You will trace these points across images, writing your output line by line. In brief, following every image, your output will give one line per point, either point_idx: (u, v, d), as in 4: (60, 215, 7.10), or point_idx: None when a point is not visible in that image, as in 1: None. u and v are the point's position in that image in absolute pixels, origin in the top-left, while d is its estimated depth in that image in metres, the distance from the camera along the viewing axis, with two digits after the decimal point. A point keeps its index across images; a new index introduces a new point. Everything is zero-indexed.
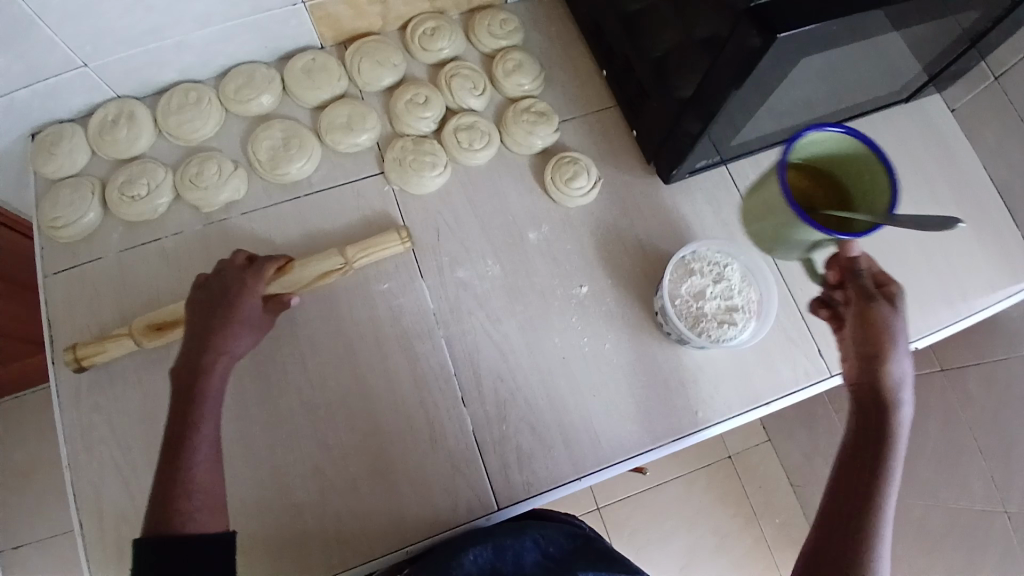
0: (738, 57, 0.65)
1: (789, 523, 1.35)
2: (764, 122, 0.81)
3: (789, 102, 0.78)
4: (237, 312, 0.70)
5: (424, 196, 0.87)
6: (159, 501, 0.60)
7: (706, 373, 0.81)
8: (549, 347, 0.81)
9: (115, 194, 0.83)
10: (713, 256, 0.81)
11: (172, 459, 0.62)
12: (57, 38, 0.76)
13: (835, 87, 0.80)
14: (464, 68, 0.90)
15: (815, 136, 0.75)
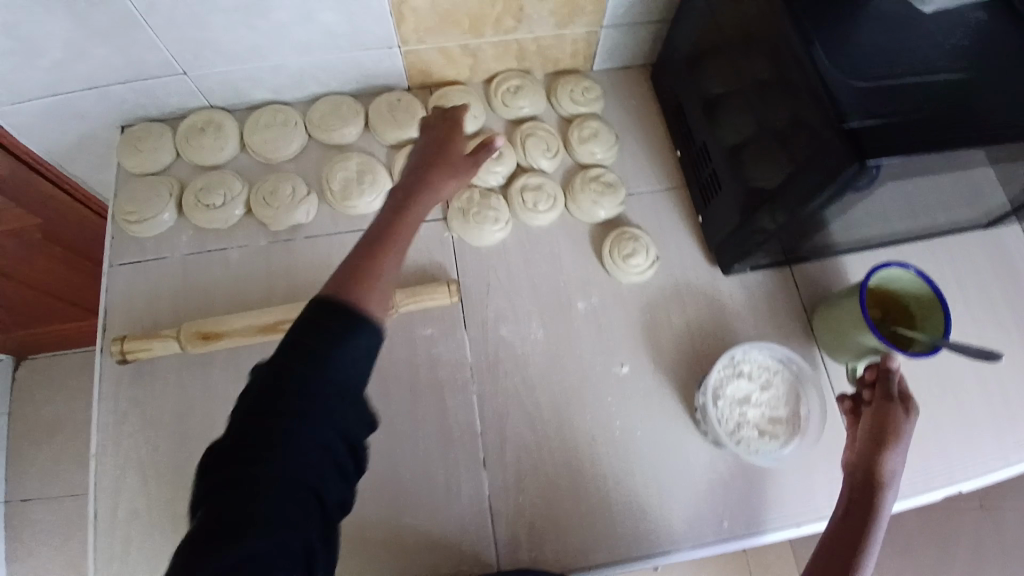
0: (822, 172, 0.63)
1: None
2: (837, 231, 0.78)
3: (866, 216, 0.75)
4: (462, 146, 0.61)
5: (481, 248, 0.87)
6: (344, 270, 0.50)
7: (738, 480, 0.78)
8: (579, 422, 0.80)
9: (191, 200, 0.87)
10: (765, 362, 0.79)
11: (358, 258, 0.51)
12: (160, 42, 0.80)
13: (917, 209, 0.77)
14: (539, 128, 0.92)
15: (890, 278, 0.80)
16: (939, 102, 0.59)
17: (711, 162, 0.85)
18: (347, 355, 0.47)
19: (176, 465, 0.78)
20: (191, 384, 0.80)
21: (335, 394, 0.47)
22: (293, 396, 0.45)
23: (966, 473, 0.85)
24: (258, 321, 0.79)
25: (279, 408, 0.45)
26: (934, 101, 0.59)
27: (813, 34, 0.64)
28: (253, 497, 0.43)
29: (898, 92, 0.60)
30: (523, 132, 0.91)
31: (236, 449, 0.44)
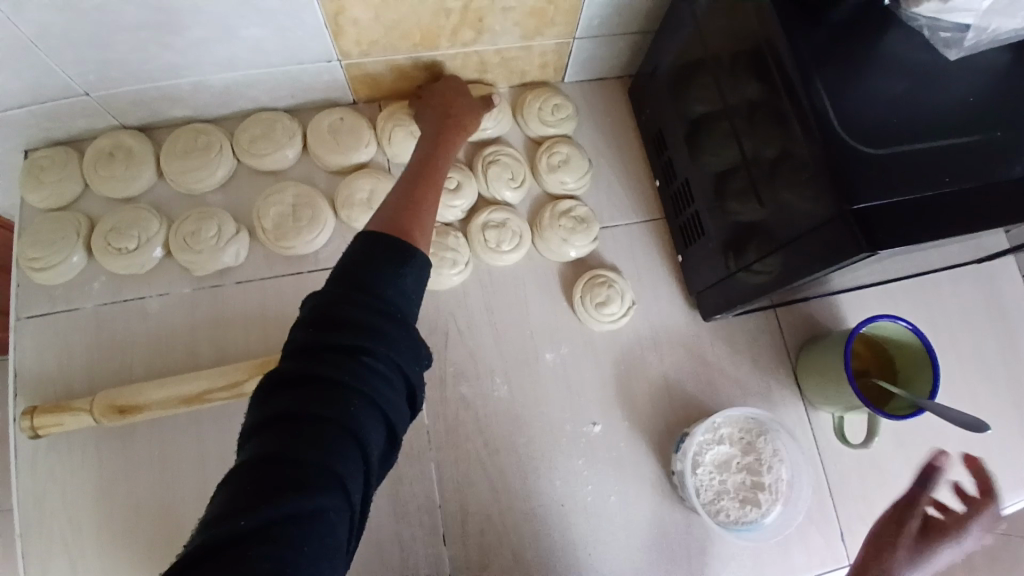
0: (822, 250, 0.56)
1: None
2: (826, 283, 0.72)
3: (859, 272, 0.68)
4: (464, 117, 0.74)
5: (439, 292, 0.78)
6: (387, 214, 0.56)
7: (713, 547, 0.73)
8: (547, 490, 0.73)
9: (101, 242, 0.75)
10: (747, 424, 0.72)
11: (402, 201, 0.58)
12: (54, 63, 0.68)
13: (916, 260, 0.70)
14: (504, 154, 0.81)
15: (901, 333, 0.73)
16: (957, 174, 0.52)
17: (693, 202, 0.77)
18: (406, 289, 0.49)
19: (101, 549, 0.70)
20: (115, 456, 0.72)
21: (394, 332, 0.47)
22: (355, 326, 0.46)
23: None
24: (180, 391, 0.69)
25: (341, 341, 0.45)
26: (951, 173, 0.52)
27: (817, 86, 0.55)
28: (314, 422, 0.42)
29: (912, 163, 0.53)
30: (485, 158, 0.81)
31: (294, 379, 0.44)
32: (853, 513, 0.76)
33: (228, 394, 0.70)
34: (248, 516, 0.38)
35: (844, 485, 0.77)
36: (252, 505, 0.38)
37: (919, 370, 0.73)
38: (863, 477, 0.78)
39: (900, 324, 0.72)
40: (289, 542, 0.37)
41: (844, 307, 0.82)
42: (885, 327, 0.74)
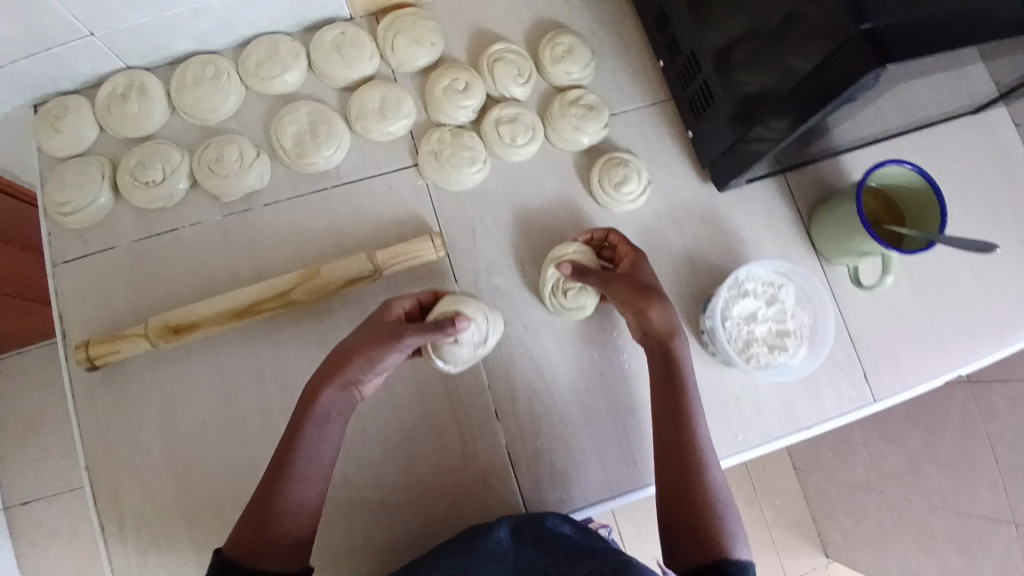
0: (832, 83, 0.59)
1: (786, 506, 1.66)
2: (857, 122, 0.75)
3: (868, 119, 0.74)
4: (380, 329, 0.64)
5: (461, 192, 0.81)
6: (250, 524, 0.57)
7: (746, 400, 0.80)
8: (588, 362, 0.79)
9: (127, 178, 0.77)
10: (768, 277, 0.77)
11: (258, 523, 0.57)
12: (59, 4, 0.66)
13: (913, 101, 0.74)
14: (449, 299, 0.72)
15: (907, 175, 0.77)
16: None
17: (701, 72, 0.79)
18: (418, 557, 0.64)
19: (175, 476, 0.73)
20: (172, 383, 0.75)
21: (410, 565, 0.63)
22: None
23: (967, 360, 0.86)
24: (230, 305, 0.72)
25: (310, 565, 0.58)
26: None
27: None
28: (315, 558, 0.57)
29: None
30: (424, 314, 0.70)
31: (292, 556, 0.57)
32: (873, 360, 0.84)
33: (277, 304, 0.73)
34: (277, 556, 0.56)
35: (861, 330, 0.84)
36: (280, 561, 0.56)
37: (924, 205, 0.77)
38: (879, 318, 0.85)
39: (908, 168, 0.76)
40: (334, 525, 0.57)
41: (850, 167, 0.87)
42: (900, 171, 0.76)
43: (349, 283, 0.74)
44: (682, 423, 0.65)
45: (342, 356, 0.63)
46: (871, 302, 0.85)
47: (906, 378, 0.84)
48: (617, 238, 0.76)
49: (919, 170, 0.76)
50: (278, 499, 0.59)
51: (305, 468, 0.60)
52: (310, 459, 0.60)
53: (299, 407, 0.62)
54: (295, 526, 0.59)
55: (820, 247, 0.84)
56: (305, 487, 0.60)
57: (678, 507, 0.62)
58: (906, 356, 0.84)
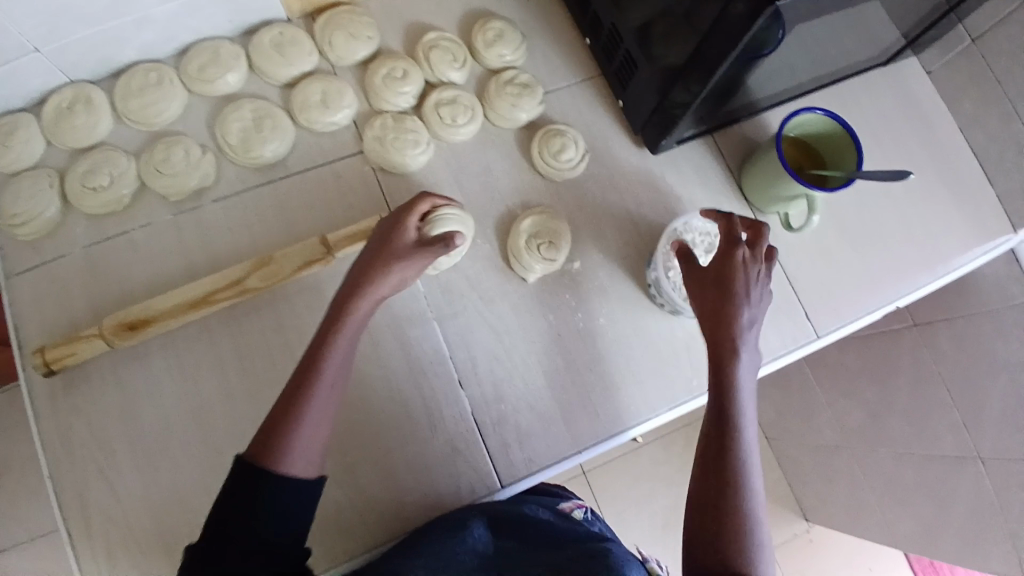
0: (731, 32, 0.65)
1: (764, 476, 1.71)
2: (767, 75, 0.81)
3: (776, 69, 0.80)
4: (399, 243, 0.66)
5: (407, 174, 0.84)
6: (271, 427, 0.58)
7: (699, 347, 0.84)
8: (543, 324, 0.82)
9: (76, 185, 0.78)
10: (705, 228, 0.83)
11: (280, 420, 0.58)
12: (11, 24, 0.68)
13: (814, 51, 0.81)
14: (449, 208, 0.72)
15: (822, 121, 0.84)
16: None
17: (622, 42, 0.84)
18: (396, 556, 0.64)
19: (141, 476, 0.73)
20: (133, 381, 0.75)
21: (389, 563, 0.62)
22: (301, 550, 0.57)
23: (899, 293, 0.93)
24: (186, 297, 0.73)
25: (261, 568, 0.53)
26: None
27: None
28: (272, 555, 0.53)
29: None
30: (433, 222, 0.69)
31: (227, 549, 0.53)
32: (811, 298, 0.90)
33: (233, 293, 0.74)
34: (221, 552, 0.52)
35: (796, 272, 0.90)
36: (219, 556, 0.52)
37: (841, 148, 0.84)
38: (814, 260, 0.91)
39: (820, 113, 0.83)
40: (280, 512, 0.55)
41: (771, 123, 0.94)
42: (816, 117, 0.84)
43: (303, 268, 0.76)
44: (730, 440, 0.62)
45: (375, 259, 0.65)
46: (803, 243, 0.91)
47: (843, 313, 0.90)
48: (765, 233, 0.72)
49: (833, 117, 0.83)
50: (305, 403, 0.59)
51: (330, 377, 0.61)
52: (338, 364, 0.61)
53: (332, 312, 0.63)
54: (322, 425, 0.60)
55: (751, 198, 0.91)
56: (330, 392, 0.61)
57: (709, 521, 0.58)
58: (842, 294, 0.91)
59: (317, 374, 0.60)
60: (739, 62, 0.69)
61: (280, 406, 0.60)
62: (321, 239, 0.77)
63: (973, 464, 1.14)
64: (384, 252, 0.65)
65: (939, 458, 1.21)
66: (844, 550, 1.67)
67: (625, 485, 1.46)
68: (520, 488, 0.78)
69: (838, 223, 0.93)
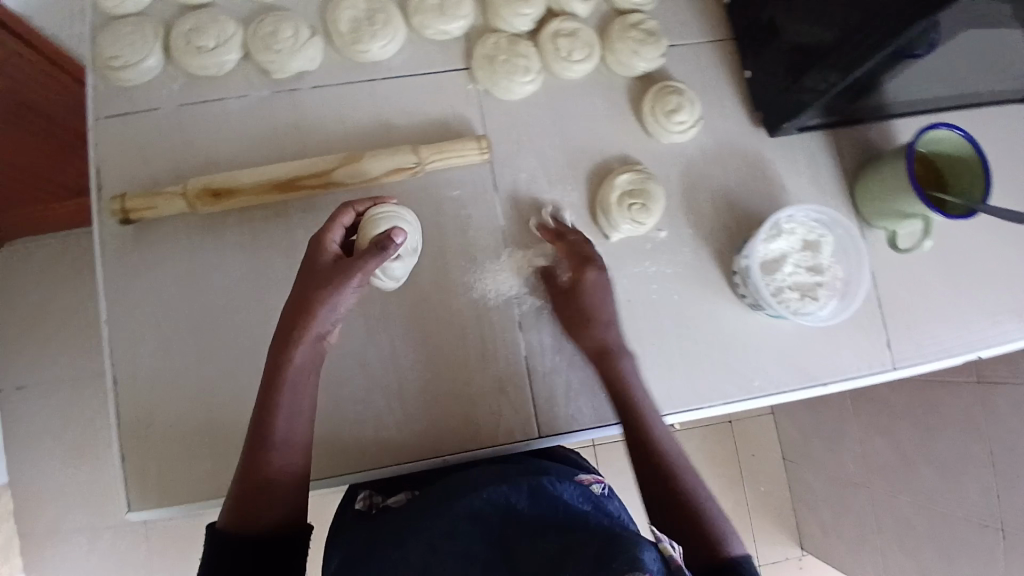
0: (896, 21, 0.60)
1: (768, 492, 1.68)
2: (913, 80, 0.75)
3: (924, 76, 0.74)
4: (320, 269, 0.60)
5: (510, 102, 0.80)
6: (238, 498, 0.58)
7: (767, 347, 0.80)
8: (616, 286, 0.79)
9: (180, 41, 0.76)
10: (805, 223, 0.78)
11: (247, 491, 0.58)
12: None
13: (971, 67, 0.74)
14: (379, 208, 0.67)
15: (960, 144, 0.78)
16: None
17: (767, 9, 0.77)
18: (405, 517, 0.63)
19: (194, 342, 0.73)
20: (201, 248, 0.74)
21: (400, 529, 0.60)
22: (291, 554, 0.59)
23: (984, 342, 0.86)
24: (270, 178, 0.72)
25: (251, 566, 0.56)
26: None
27: None
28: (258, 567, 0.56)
29: None
30: (366, 230, 0.66)
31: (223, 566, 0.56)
32: (896, 326, 0.85)
33: (318, 183, 0.73)
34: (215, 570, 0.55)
35: (886, 295, 0.85)
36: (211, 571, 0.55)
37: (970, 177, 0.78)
38: (908, 286, 0.86)
39: (960, 135, 0.77)
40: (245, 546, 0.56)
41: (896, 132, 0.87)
42: (957, 139, 0.78)
43: (395, 174, 0.75)
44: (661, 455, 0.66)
45: (300, 307, 0.59)
46: (901, 266, 0.86)
47: (922, 348, 0.85)
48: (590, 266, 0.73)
49: (974, 142, 0.77)
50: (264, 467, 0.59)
51: (287, 422, 0.60)
52: (292, 417, 0.60)
53: (267, 371, 0.60)
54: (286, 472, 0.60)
55: (861, 208, 0.85)
56: (289, 438, 0.60)
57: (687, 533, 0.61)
58: (926, 328, 0.85)
59: (271, 431, 0.59)
60: (891, 55, 0.64)
61: (242, 475, 0.59)
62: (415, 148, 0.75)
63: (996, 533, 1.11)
64: (307, 284, 0.60)
65: (966, 521, 1.17)
66: None
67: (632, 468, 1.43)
68: (557, 443, 0.77)
69: (943, 254, 0.87)
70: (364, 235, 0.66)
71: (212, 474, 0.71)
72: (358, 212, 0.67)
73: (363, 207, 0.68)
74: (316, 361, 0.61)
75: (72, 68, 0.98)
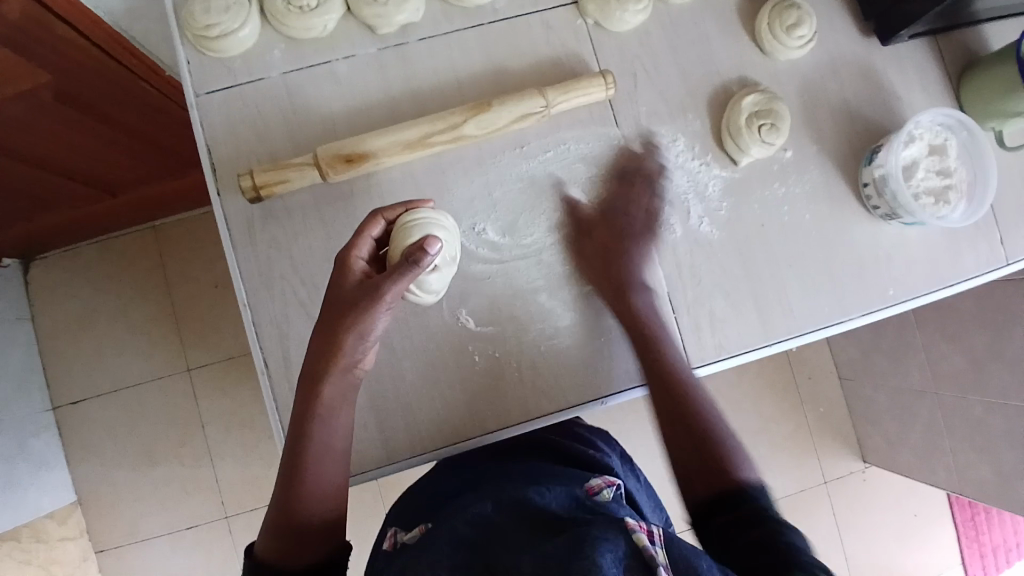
0: None
1: (829, 414, 1.68)
2: None
3: None
4: (347, 295, 0.60)
5: (620, 35, 0.78)
6: (274, 522, 0.61)
7: (897, 255, 0.80)
8: (748, 214, 0.78)
9: (279, 2, 0.72)
10: (933, 128, 0.78)
11: (283, 517, 0.60)
12: None
13: None
14: (410, 214, 0.65)
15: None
16: None
17: None
18: (438, 523, 0.61)
19: None
20: (335, 218, 0.73)
21: (434, 531, 0.59)
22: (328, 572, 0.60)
23: None
24: (402, 135, 0.70)
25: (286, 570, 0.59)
26: None
27: None
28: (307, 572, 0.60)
29: None
30: (397, 240, 0.64)
31: None
32: (1011, 223, 0.85)
33: (448, 137, 0.71)
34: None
35: (1000, 193, 0.85)
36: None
37: None
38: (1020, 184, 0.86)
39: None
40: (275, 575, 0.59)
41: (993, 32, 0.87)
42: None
43: (519, 122, 0.73)
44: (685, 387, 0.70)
45: (329, 336, 0.60)
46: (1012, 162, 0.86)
47: None
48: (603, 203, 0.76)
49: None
50: (303, 484, 0.61)
51: (321, 451, 0.62)
52: (327, 442, 0.62)
53: (304, 394, 0.62)
54: (324, 494, 0.62)
55: (967, 110, 0.85)
56: (323, 473, 0.62)
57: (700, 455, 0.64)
58: None
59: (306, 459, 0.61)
60: None
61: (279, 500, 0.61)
62: (538, 91, 0.73)
63: None
64: (331, 308, 0.60)
65: None
66: (900, 492, 1.66)
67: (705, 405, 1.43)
68: (707, 371, 0.77)
69: None
70: (395, 243, 0.64)
71: (381, 442, 0.71)
72: (388, 220, 0.65)
73: (395, 214, 0.66)
74: (347, 386, 0.63)
75: (135, 64, 0.91)
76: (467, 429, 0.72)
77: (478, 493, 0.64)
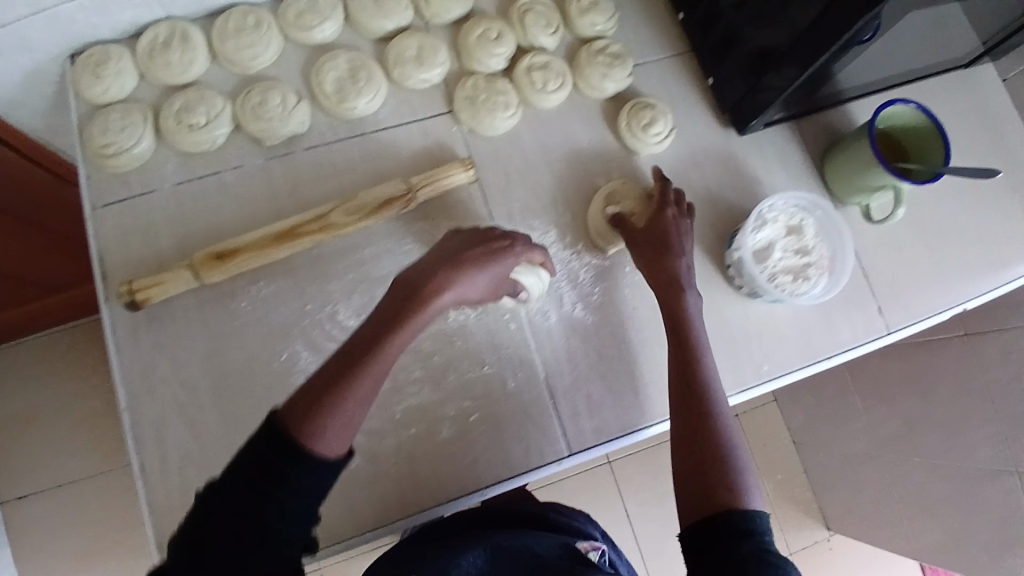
0: (831, 31, 0.68)
1: (785, 482, 1.65)
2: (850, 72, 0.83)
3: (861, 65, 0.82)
4: (496, 256, 0.61)
5: (494, 137, 0.84)
6: (315, 379, 0.52)
7: (768, 332, 0.84)
8: (620, 300, 0.82)
9: (171, 121, 0.78)
10: (788, 210, 0.82)
11: (320, 379, 0.52)
12: None
13: (897, 49, 0.82)
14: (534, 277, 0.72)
15: (901, 115, 0.84)
16: None
17: (722, 20, 0.83)
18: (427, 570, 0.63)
19: (223, 414, 0.74)
20: (218, 319, 0.76)
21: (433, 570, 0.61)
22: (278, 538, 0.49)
23: (964, 296, 0.92)
24: (271, 231, 0.74)
25: (245, 521, 0.48)
26: None
27: None
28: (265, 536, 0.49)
29: None
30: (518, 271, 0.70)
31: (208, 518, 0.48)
32: (885, 292, 0.89)
33: (316, 228, 0.75)
34: (210, 525, 0.49)
35: (870, 267, 0.90)
36: (215, 516, 0.49)
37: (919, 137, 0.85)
38: (889, 256, 0.91)
39: (913, 109, 0.83)
40: (246, 527, 0.48)
41: (849, 119, 0.94)
42: (899, 111, 0.83)
43: (393, 207, 0.77)
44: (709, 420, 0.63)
45: (454, 264, 0.58)
46: (879, 237, 0.91)
47: (911, 311, 0.90)
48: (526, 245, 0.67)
49: (923, 111, 0.83)
50: (355, 374, 0.52)
51: (384, 355, 0.53)
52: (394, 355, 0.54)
53: (409, 283, 0.56)
54: (363, 388, 0.52)
55: (833, 190, 0.91)
56: (370, 383, 0.53)
57: (695, 491, 0.58)
58: (912, 294, 0.90)
59: (372, 360, 0.53)
60: (833, 56, 0.72)
61: (332, 367, 0.53)
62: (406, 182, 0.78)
63: (997, 481, 1.13)
64: (472, 258, 0.59)
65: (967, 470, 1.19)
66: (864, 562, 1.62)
67: (651, 477, 1.39)
68: (587, 456, 0.79)
69: (915, 223, 0.93)
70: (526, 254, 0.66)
71: None
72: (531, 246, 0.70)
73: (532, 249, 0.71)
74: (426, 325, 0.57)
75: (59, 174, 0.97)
76: (342, 525, 0.72)
77: (461, 546, 0.66)
